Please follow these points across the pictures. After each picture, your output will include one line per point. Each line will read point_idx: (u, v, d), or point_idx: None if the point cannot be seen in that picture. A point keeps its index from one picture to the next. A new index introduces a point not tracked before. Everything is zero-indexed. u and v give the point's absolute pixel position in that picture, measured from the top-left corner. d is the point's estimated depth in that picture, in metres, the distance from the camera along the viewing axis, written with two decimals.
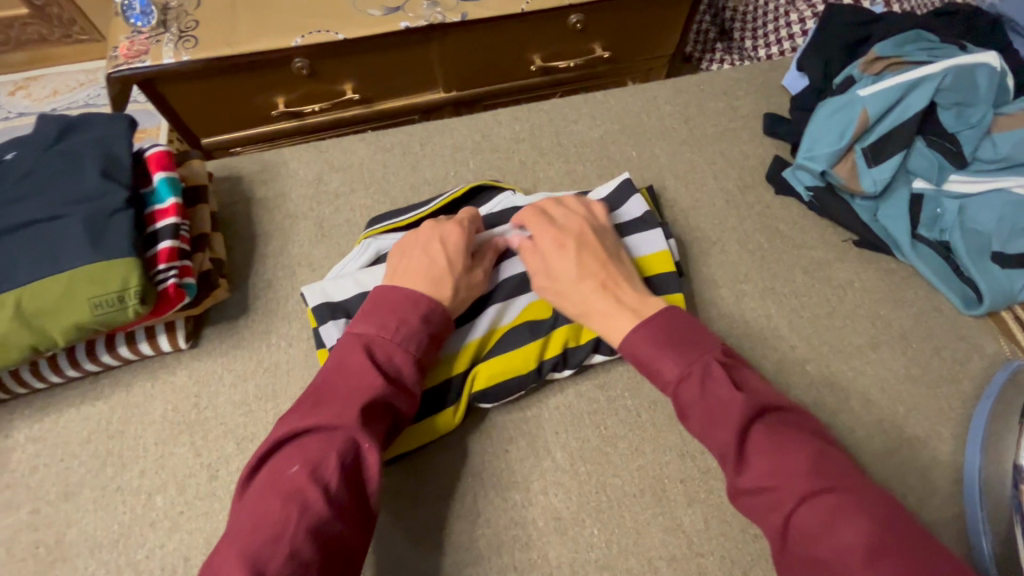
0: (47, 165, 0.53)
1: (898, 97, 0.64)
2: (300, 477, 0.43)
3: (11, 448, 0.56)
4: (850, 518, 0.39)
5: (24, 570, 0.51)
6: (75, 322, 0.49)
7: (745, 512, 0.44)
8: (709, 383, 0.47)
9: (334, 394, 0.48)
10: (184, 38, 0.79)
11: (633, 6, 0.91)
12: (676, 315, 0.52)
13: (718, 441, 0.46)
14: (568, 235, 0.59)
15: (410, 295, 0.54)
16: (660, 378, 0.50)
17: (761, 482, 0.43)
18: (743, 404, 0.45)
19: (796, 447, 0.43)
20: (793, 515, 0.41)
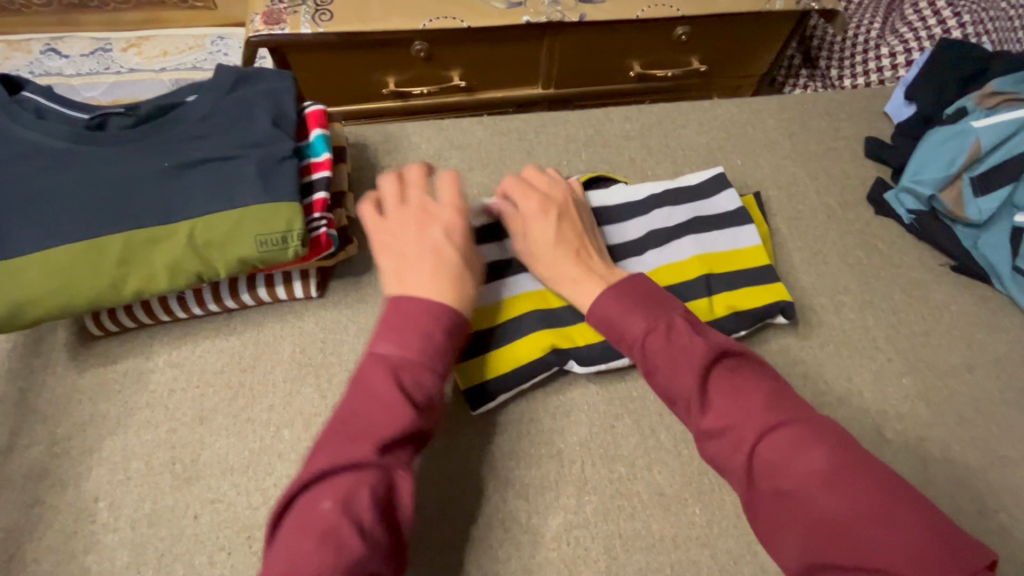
0: (225, 112, 0.58)
1: (1012, 131, 0.66)
2: (332, 515, 0.40)
3: (152, 369, 0.59)
4: (809, 445, 0.42)
5: (161, 483, 0.54)
6: (239, 256, 0.53)
7: (709, 458, 0.46)
8: (673, 333, 0.50)
9: (359, 426, 0.44)
10: (321, 11, 0.83)
11: (738, 24, 0.95)
12: (641, 282, 0.56)
13: (681, 389, 0.48)
14: (552, 211, 0.62)
15: (432, 308, 0.51)
16: (627, 336, 0.52)
17: (722, 424, 0.45)
18: (703, 350, 0.48)
19: (754, 387, 0.46)
20: (756, 452, 0.43)
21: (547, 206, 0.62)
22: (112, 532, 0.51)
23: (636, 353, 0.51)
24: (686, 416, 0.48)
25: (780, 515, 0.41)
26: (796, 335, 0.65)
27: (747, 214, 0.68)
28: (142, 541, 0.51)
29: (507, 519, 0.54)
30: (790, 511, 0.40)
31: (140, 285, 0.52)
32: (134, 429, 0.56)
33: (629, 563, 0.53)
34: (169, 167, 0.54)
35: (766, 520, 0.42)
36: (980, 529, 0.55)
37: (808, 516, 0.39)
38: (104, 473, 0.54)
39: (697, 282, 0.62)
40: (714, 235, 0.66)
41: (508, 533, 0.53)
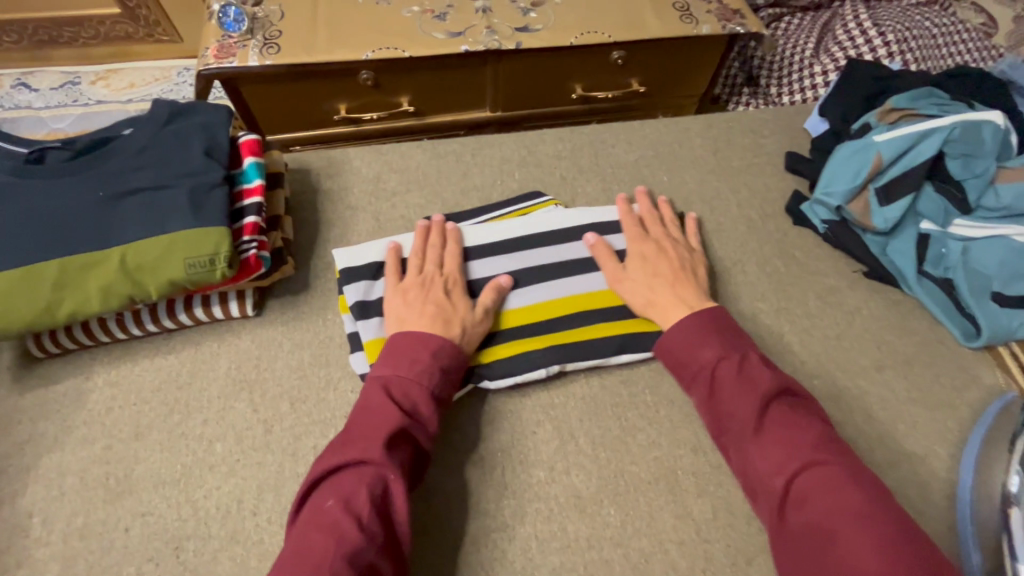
0: (161, 142, 0.62)
1: (911, 144, 0.70)
2: (335, 508, 0.46)
3: (91, 389, 0.62)
4: (842, 487, 0.46)
5: (94, 498, 0.56)
6: (169, 278, 0.56)
7: (748, 478, 0.51)
8: (742, 367, 0.55)
9: (361, 433, 0.51)
10: (269, 45, 0.88)
11: (671, 49, 1.00)
12: (722, 316, 0.61)
13: (738, 413, 0.53)
14: (653, 243, 0.69)
15: (425, 335, 0.58)
16: (696, 361, 0.57)
17: (767, 452, 0.50)
18: (767, 383, 0.53)
19: (803, 430, 0.51)
20: (795, 480, 0.48)
21: (651, 240, 0.69)
22: (43, 546, 0.54)
23: (698, 379, 0.56)
24: (736, 438, 0.53)
25: (806, 542, 0.45)
26: None
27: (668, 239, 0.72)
28: (72, 554, 0.53)
29: (428, 525, 0.56)
30: (818, 539, 0.45)
31: (74, 307, 0.55)
32: (70, 446, 0.59)
33: (543, 564, 0.55)
34: (104, 196, 0.58)
35: (791, 544, 0.46)
36: None
37: (833, 547, 0.44)
38: (40, 490, 0.56)
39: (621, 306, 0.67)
40: None
41: (428, 538, 0.55)
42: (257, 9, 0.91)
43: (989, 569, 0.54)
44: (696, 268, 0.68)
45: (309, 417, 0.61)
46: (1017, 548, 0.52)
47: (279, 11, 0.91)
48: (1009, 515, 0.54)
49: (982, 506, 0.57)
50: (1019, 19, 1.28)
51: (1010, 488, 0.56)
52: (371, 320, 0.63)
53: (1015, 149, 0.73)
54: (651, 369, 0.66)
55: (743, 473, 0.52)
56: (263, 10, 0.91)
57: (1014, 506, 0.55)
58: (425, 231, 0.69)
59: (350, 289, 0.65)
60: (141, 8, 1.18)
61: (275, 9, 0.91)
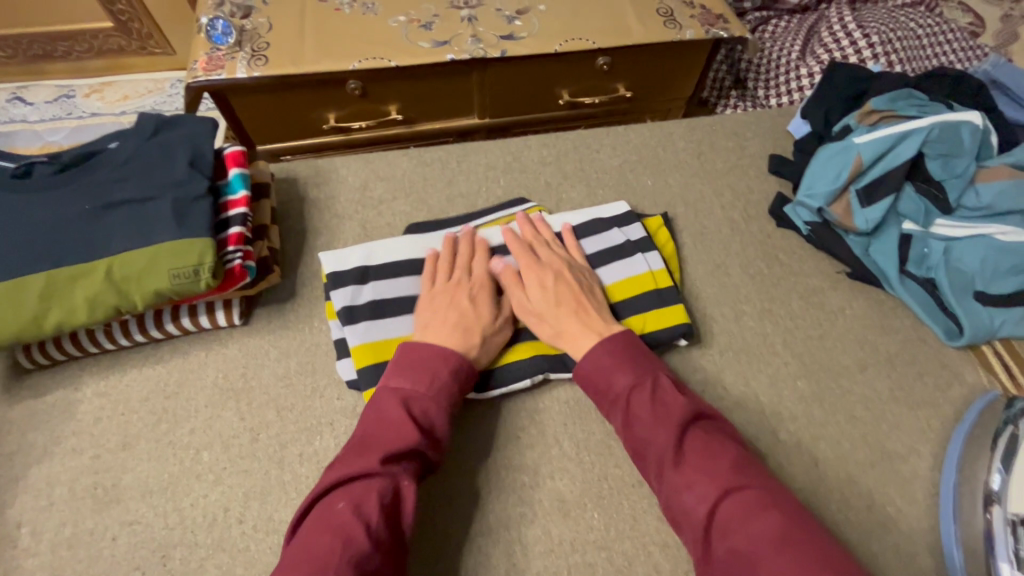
0: (146, 155, 0.63)
1: (889, 145, 0.71)
2: (346, 515, 0.46)
3: (79, 399, 0.63)
4: (766, 510, 0.45)
5: (82, 508, 0.57)
6: (154, 289, 0.57)
7: (671, 509, 0.49)
8: (655, 392, 0.54)
9: (377, 443, 0.51)
10: (257, 56, 0.89)
11: (656, 54, 1.01)
12: (634, 341, 0.60)
13: (658, 441, 0.51)
14: (549, 269, 0.66)
15: (448, 352, 0.58)
16: (612, 392, 0.56)
17: (689, 478, 0.49)
18: (682, 408, 0.52)
19: (727, 453, 0.50)
20: (716, 507, 0.47)
21: (544, 265, 0.67)
22: (32, 556, 0.54)
23: (620, 406, 0.55)
24: (659, 469, 0.51)
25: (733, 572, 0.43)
26: (697, 343, 0.69)
27: (651, 242, 0.72)
28: (60, 564, 0.54)
29: (413, 530, 0.57)
30: (743, 568, 0.43)
31: (62, 319, 0.56)
32: (59, 456, 0.59)
33: (527, 567, 0.55)
34: (91, 209, 0.59)
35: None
36: (865, 522, 0.58)
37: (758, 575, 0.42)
38: (29, 500, 0.57)
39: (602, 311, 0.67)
40: (619, 263, 0.70)
41: (412, 543, 0.56)
42: (246, 22, 0.92)
43: (971, 568, 0.54)
44: (594, 291, 0.66)
45: (295, 424, 0.61)
46: (995, 548, 0.53)
47: (267, 23, 0.93)
48: (990, 514, 0.55)
49: (964, 505, 0.58)
50: (1005, 18, 1.29)
51: (993, 488, 0.57)
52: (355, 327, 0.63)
53: (994, 148, 0.74)
54: None
55: (667, 502, 0.50)
56: (251, 22, 0.92)
57: (996, 505, 0.55)
58: (452, 238, 0.69)
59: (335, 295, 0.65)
60: (134, 21, 1.20)
61: (263, 21, 0.93)
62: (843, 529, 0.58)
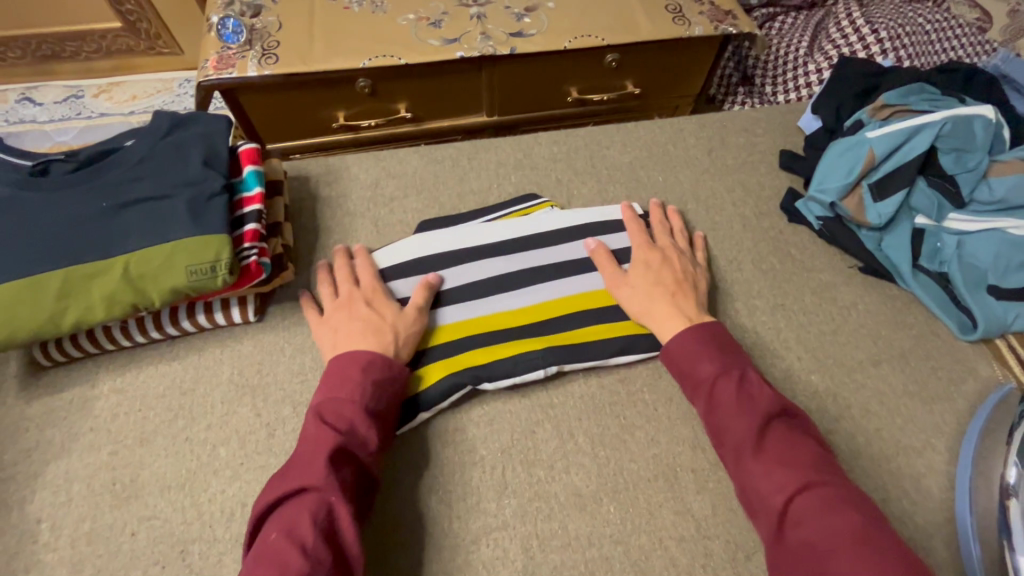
0: (160, 153, 0.63)
1: (902, 140, 0.71)
2: (279, 541, 0.46)
3: (96, 396, 0.63)
4: (838, 508, 0.46)
5: (101, 503, 0.57)
6: (172, 286, 0.57)
7: (746, 494, 0.51)
8: (743, 382, 0.56)
9: (298, 464, 0.51)
10: (267, 55, 0.89)
11: (665, 51, 1.01)
12: (722, 333, 0.61)
13: (738, 428, 0.53)
14: (658, 252, 0.70)
15: (359, 356, 0.58)
16: (697, 378, 0.58)
17: (767, 468, 0.50)
18: (769, 402, 0.54)
19: (806, 449, 0.51)
20: (792, 497, 0.48)
21: (655, 249, 0.70)
22: (52, 551, 0.54)
23: (702, 394, 0.57)
24: (735, 454, 0.53)
25: (802, 560, 0.45)
26: None
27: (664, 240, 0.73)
28: (80, 558, 0.54)
29: (430, 525, 0.57)
30: (813, 558, 0.44)
31: (79, 316, 0.56)
32: (77, 452, 0.60)
33: (545, 562, 0.55)
34: (107, 206, 0.59)
35: (788, 564, 0.46)
36: (881, 515, 0.58)
37: (829, 566, 0.43)
38: (47, 496, 0.57)
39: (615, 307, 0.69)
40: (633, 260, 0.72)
41: (429, 537, 0.56)
42: (256, 21, 0.93)
43: (988, 561, 0.54)
44: (698, 282, 0.69)
45: None
46: (1013, 540, 0.53)
47: (277, 22, 0.93)
48: (1007, 506, 0.56)
49: (981, 498, 0.58)
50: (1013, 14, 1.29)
51: (1009, 480, 0.57)
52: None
53: (1006, 142, 0.74)
54: (648, 368, 0.67)
55: (741, 488, 0.52)
56: (261, 21, 0.93)
57: (1013, 497, 0.56)
58: (343, 254, 0.70)
59: None
60: (143, 21, 1.20)
61: (273, 20, 0.93)
62: None
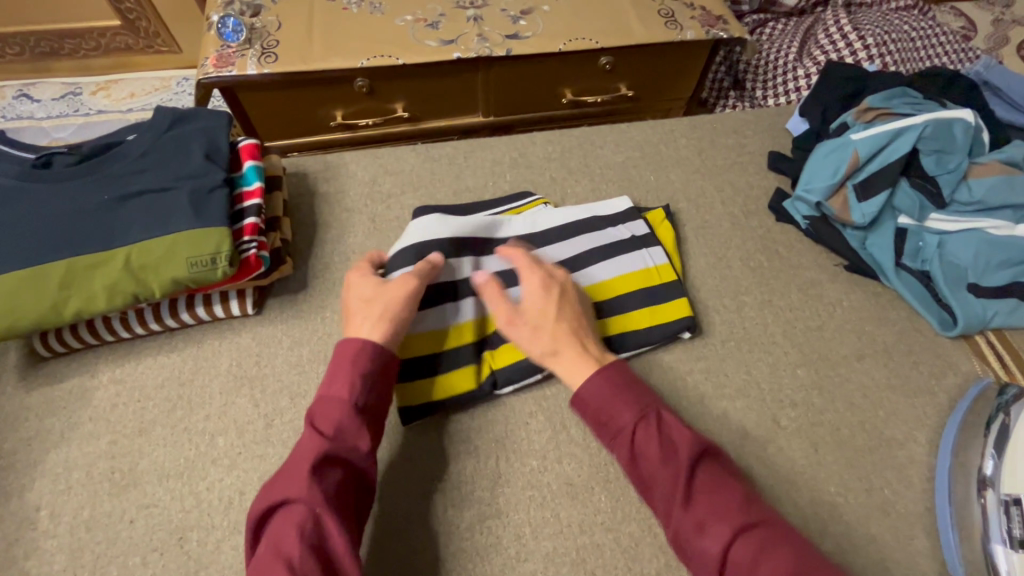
0: (162, 146, 0.64)
1: (885, 142, 0.74)
2: (268, 555, 0.46)
3: (96, 386, 0.64)
4: (778, 546, 0.46)
5: (100, 491, 0.58)
6: (172, 277, 0.58)
7: (680, 545, 0.49)
8: (662, 428, 0.53)
9: (286, 474, 0.50)
10: (266, 53, 0.90)
11: (657, 54, 1.03)
12: (631, 371, 0.58)
13: (665, 480, 0.51)
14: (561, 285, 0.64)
15: (349, 351, 0.56)
16: (617, 424, 0.55)
17: (701, 517, 0.48)
18: (690, 447, 0.51)
19: (734, 486, 0.51)
20: (729, 547, 0.47)
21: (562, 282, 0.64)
22: (51, 538, 0.55)
23: (622, 444, 0.53)
24: (665, 506, 0.51)
25: None
26: (700, 332, 0.71)
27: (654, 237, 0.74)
28: (79, 545, 0.55)
29: (425, 513, 0.58)
30: None
31: (80, 306, 0.57)
32: (77, 441, 0.60)
33: (537, 549, 0.56)
34: (109, 199, 0.60)
35: None
36: (863, 504, 0.60)
37: None
38: (47, 484, 0.58)
39: (607, 302, 0.69)
40: (624, 256, 0.72)
41: (424, 525, 0.57)
42: (255, 20, 0.94)
43: (966, 547, 0.56)
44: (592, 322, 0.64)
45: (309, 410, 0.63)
46: (991, 531, 0.55)
47: (276, 22, 0.94)
48: (985, 498, 0.58)
49: (960, 487, 0.60)
50: (995, 23, 1.32)
51: (986, 473, 0.59)
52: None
53: (985, 145, 0.77)
54: (640, 362, 0.68)
55: (675, 539, 0.50)
56: (261, 20, 0.94)
57: (989, 489, 0.58)
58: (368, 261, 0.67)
59: None
60: (142, 19, 1.22)
61: (272, 20, 0.94)
62: (842, 512, 0.59)
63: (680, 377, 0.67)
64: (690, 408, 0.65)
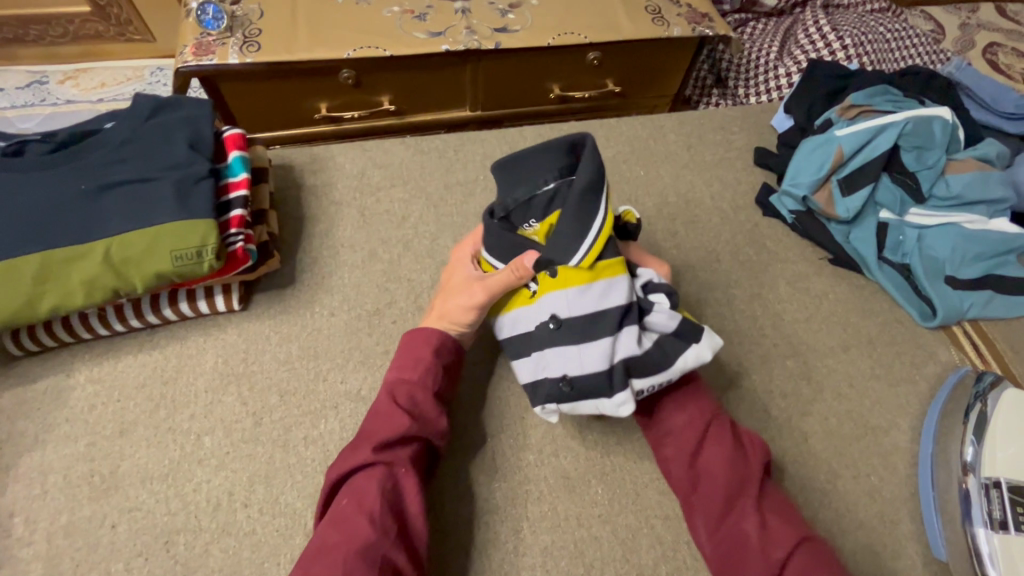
0: (144, 135, 0.62)
1: (868, 138, 0.76)
2: (348, 505, 0.47)
3: (72, 386, 0.61)
4: (833, 567, 0.47)
5: (78, 496, 0.55)
6: (156, 271, 0.56)
7: (742, 544, 0.49)
8: (736, 430, 0.55)
9: (367, 437, 0.52)
10: (249, 42, 0.88)
11: (645, 50, 1.04)
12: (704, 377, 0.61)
13: (734, 476, 0.51)
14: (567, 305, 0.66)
15: (430, 332, 0.59)
16: (690, 418, 0.55)
17: (765, 522, 0.49)
18: (759, 454, 0.53)
19: (794, 510, 0.52)
20: (792, 553, 0.47)
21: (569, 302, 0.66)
22: (26, 546, 0.52)
23: (689, 442, 0.54)
24: (731, 502, 0.50)
25: None
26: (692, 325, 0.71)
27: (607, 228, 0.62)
28: (57, 552, 0.52)
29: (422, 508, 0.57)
30: None
31: (58, 302, 0.55)
32: (52, 444, 0.58)
33: (535, 543, 0.56)
34: (87, 188, 0.57)
35: None
36: (851, 490, 0.61)
37: None
38: (21, 489, 0.55)
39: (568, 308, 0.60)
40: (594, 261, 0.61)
41: None
42: (236, 8, 0.91)
43: (948, 530, 0.58)
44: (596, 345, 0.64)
45: (300, 408, 0.61)
46: (972, 514, 0.56)
47: (259, 10, 0.92)
48: (966, 483, 0.58)
49: (943, 472, 0.61)
50: (963, 26, 1.37)
51: (967, 458, 0.60)
52: (657, 308, 0.54)
53: (961, 141, 0.79)
54: None
55: (728, 541, 0.50)
56: (242, 8, 0.91)
57: (970, 475, 0.59)
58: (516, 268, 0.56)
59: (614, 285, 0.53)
60: (113, 6, 1.18)
61: (255, 8, 0.92)
62: (831, 499, 0.61)
63: None
64: None
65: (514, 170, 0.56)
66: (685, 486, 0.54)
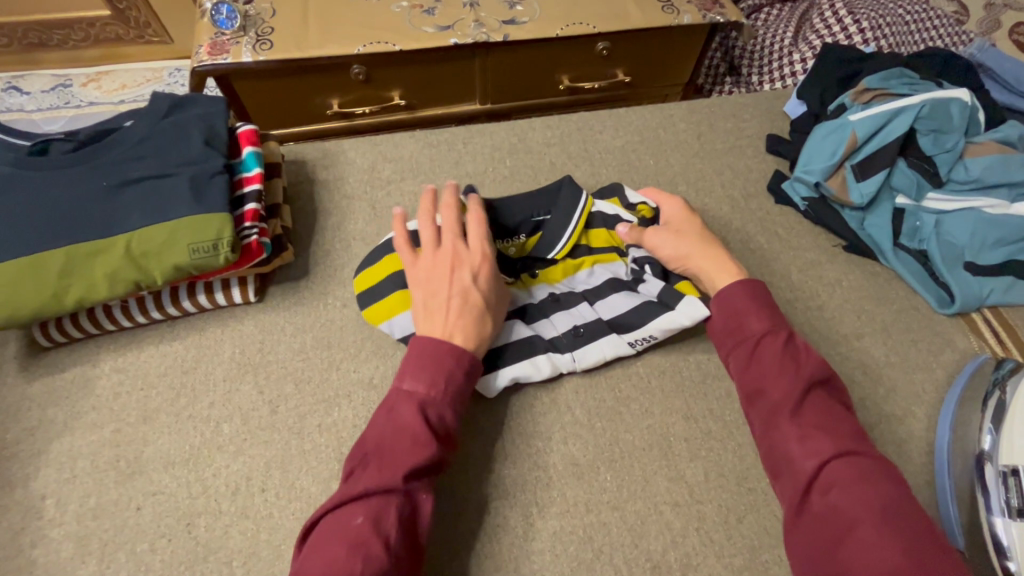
0: (162, 133, 0.64)
1: (883, 122, 0.75)
2: (365, 530, 0.45)
3: (98, 375, 0.63)
4: (873, 481, 0.46)
5: (106, 479, 0.57)
6: (174, 264, 0.58)
7: (776, 455, 0.50)
8: (789, 343, 0.55)
9: (393, 455, 0.49)
10: (261, 40, 0.89)
11: (653, 39, 1.03)
12: (765, 290, 0.60)
13: (779, 389, 0.52)
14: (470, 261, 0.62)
15: (462, 350, 0.55)
16: (743, 331, 0.57)
17: (803, 434, 0.49)
18: (812, 368, 0.53)
19: (844, 423, 0.51)
20: (826, 465, 0.47)
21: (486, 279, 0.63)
22: (57, 526, 0.55)
23: (742, 352, 0.56)
24: (771, 413, 0.51)
25: (829, 527, 0.45)
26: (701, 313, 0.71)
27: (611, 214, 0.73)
28: (86, 533, 0.55)
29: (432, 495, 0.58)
30: (838, 525, 0.45)
31: (82, 294, 0.57)
32: (80, 431, 0.60)
33: (544, 528, 0.56)
34: (109, 185, 0.60)
35: (807, 528, 0.46)
36: None
37: (850, 537, 0.44)
38: (52, 473, 0.58)
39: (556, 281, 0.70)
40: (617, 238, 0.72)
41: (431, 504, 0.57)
42: (249, 7, 0.93)
43: (965, 518, 0.57)
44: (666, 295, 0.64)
45: (314, 397, 0.62)
46: (991, 502, 0.55)
47: (271, 9, 0.93)
48: (984, 470, 0.57)
49: (960, 460, 0.60)
50: (989, 6, 1.32)
51: (984, 447, 0.59)
52: (651, 278, 0.66)
53: (981, 124, 0.78)
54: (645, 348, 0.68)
55: (768, 447, 0.51)
56: (255, 7, 0.93)
57: (988, 463, 0.58)
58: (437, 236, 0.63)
59: (595, 272, 0.71)
60: (132, 9, 1.21)
61: (267, 7, 0.93)
62: None
63: (681, 358, 0.67)
64: (692, 387, 0.65)
65: (519, 203, 0.72)
66: (741, 396, 0.55)
